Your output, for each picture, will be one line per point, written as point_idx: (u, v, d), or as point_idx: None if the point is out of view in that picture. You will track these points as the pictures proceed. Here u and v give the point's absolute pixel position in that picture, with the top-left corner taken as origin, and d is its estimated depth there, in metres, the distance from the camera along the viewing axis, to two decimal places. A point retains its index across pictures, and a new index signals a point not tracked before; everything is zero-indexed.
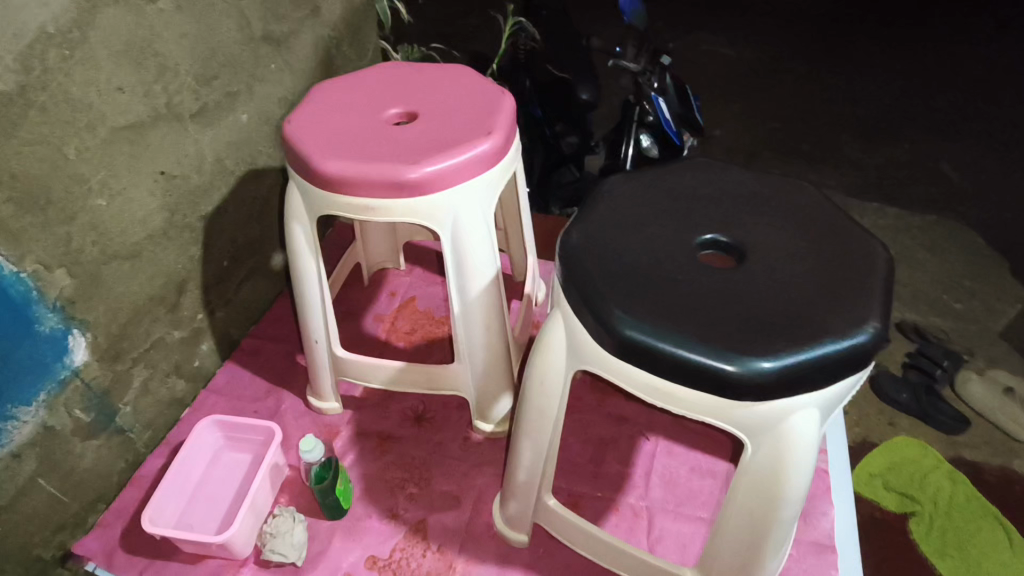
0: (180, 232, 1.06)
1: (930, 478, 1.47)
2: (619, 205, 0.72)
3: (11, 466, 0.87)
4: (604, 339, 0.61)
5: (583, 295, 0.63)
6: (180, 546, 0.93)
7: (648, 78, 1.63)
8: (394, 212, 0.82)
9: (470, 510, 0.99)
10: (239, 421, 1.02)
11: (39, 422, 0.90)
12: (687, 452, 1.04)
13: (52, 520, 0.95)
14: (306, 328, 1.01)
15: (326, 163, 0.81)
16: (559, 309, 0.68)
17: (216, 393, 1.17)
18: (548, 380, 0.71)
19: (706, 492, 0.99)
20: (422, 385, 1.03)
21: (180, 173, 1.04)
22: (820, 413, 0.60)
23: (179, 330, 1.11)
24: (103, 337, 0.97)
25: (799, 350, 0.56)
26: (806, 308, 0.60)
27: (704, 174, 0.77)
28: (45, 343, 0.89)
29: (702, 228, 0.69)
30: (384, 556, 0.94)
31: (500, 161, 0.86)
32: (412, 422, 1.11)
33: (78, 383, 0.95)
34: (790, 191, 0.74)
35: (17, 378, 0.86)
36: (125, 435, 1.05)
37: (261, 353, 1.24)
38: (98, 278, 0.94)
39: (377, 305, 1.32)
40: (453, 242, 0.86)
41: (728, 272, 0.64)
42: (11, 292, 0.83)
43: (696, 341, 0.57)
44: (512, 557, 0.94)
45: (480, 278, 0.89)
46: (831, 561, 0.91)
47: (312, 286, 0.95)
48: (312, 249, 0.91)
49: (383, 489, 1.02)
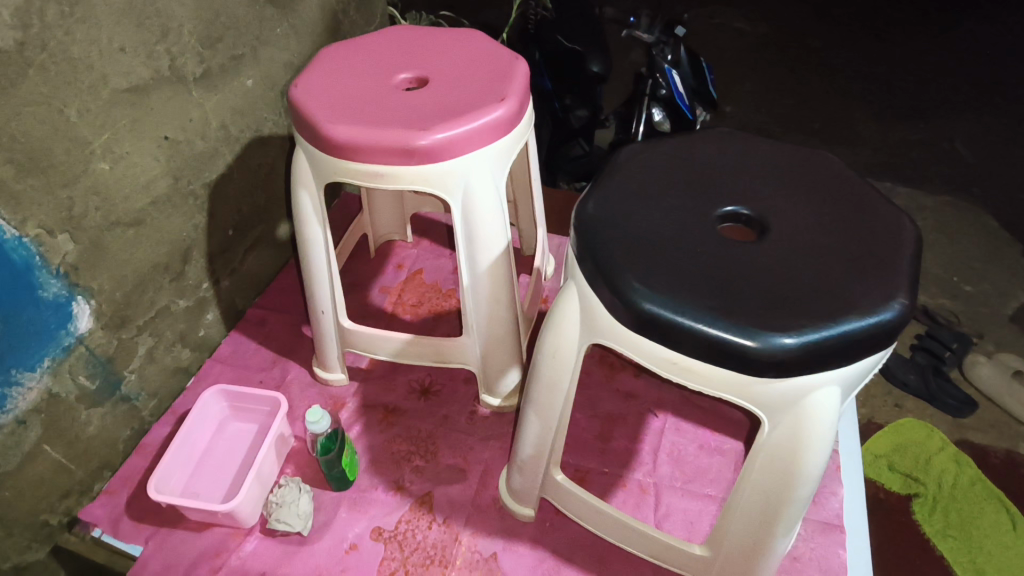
0: (184, 199, 1.04)
1: (934, 460, 1.46)
2: (637, 175, 0.69)
3: (17, 432, 0.87)
4: (620, 312, 0.59)
5: (599, 267, 0.61)
6: (186, 514, 0.93)
7: (661, 50, 1.58)
8: (404, 179, 0.79)
9: (476, 484, 0.98)
10: (244, 391, 1.01)
11: (44, 388, 0.89)
12: (695, 429, 1.03)
13: (58, 486, 0.95)
14: (312, 299, 1.00)
15: (335, 128, 0.78)
16: (573, 281, 0.67)
17: (221, 362, 1.16)
18: (560, 353, 0.69)
19: (715, 470, 0.98)
20: (429, 358, 1.01)
21: (184, 138, 1.01)
22: (841, 390, 0.58)
23: (184, 299, 1.10)
24: (108, 305, 0.96)
25: (823, 325, 0.54)
26: (831, 283, 0.58)
27: (725, 144, 0.74)
28: (48, 309, 0.87)
29: (722, 200, 0.66)
30: (389, 528, 0.94)
31: (514, 129, 0.83)
32: (418, 395, 1.10)
33: (83, 350, 0.94)
34: (813, 163, 0.71)
35: (21, 343, 0.85)
36: (130, 403, 1.04)
37: (266, 323, 1.22)
38: (101, 244, 0.92)
39: (383, 277, 1.30)
40: (463, 212, 0.84)
41: (750, 246, 0.61)
42: (14, 256, 0.81)
43: (717, 315, 0.55)
44: (518, 530, 0.93)
45: (490, 250, 0.87)
46: (839, 540, 0.90)
47: (318, 255, 0.93)
48: (319, 216, 0.89)
49: (388, 462, 1.01)
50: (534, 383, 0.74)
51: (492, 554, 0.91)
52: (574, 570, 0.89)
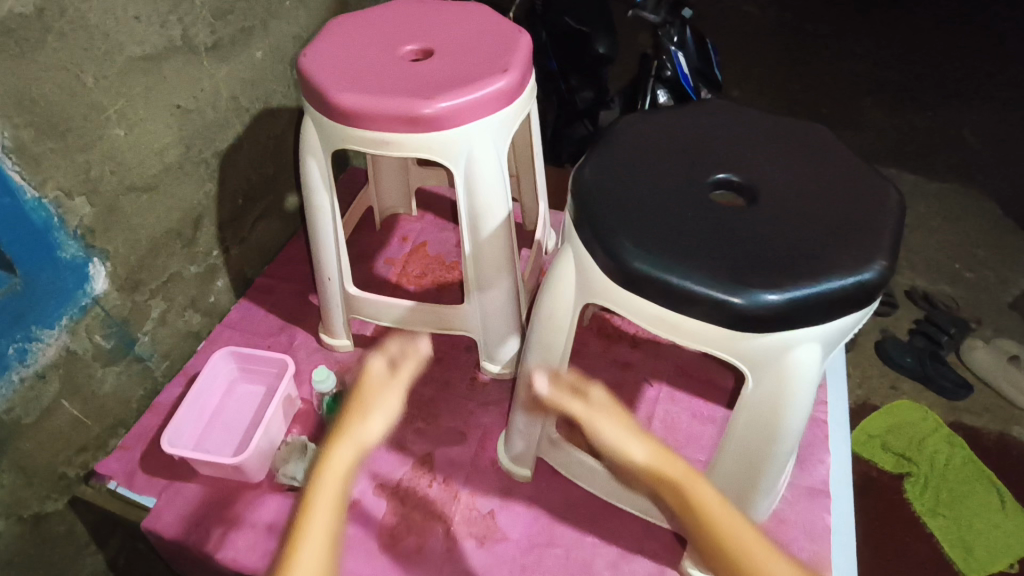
0: (196, 167, 1.07)
1: (928, 442, 1.48)
2: (633, 143, 0.72)
3: (36, 386, 0.90)
4: (613, 272, 0.62)
5: (593, 229, 0.64)
6: (198, 468, 0.97)
7: (668, 30, 1.59)
8: (408, 147, 0.82)
9: (475, 446, 1.02)
10: (253, 353, 1.05)
11: (61, 345, 0.93)
12: (689, 398, 1.06)
13: (75, 440, 0.99)
14: (319, 266, 1.03)
15: (342, 96, 0.81)
16: (569, 245, 0.70)
17: (230, 327, 1.20)
18: (558, 315, 0.73)
19: (707, 436, 1.01)
20: (432, 325, 1.05)
21: (196, 107, 1.04)
22: (822, 347, 0.61)
23: (195, 266, 1.14)
24: (122, 267, 0.99)
25: (805, 284, 0.57)
26: (814, 246, 0.60)
27: (720, 115, 0.76)
28: (66, 269, 0.90)
29: (715, 168, 0.69)
30: (391, 485, 0.98)
31: (516, 100, 0.86)
32: (420, 361, 1.14)
33: (98, 310, 0.97)
34: (805, 135, 0.74)
35: (41, 301, 0.88)
36: (143, 364, 1.08)
37: (274, 292, 1.26)
38: (116, 207, 0.95)
39: (388, 249, 1.33)
40: (466, 180, 0.87)
41: (739, 211, 0.64)
42: (33, 217, 0.84)
43: (704, 274, 0.58)
44: (515, 490, 0.97)
45: (492, 217, 0.89)
46: (824, 505, 0.94)
47: (325, 222, 0.96)
48: (327, 183, 0.92)
49: (391, 424, 1.05)
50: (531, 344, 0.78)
51: (490, 511, 0.95)
52: (568, 528, 0.93)
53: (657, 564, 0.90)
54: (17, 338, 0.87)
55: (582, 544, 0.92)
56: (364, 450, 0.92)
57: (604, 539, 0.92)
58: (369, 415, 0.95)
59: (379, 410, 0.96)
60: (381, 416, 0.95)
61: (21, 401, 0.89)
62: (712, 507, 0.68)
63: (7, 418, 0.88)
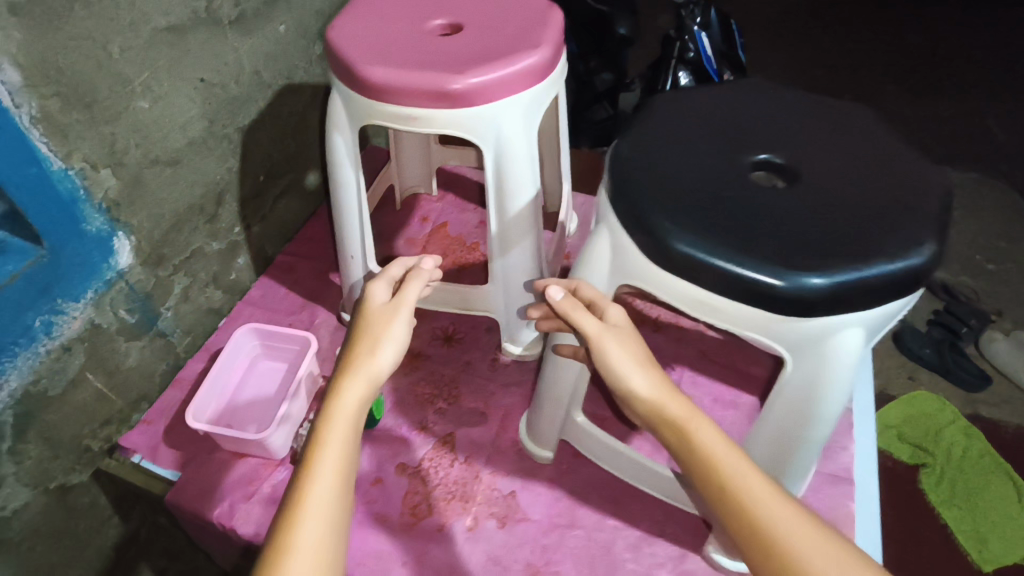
0: (218, 142, 1.07)
1: (945, 433, 1.48)
2: (672, 120, 0.70)
3: (62, 359, 0.91)
4: (651, 252, 0.62)
5: (631, 210, 0.63)
6: (221, 443, 0.98)
7: (691, 11, 1.57)
8: (437, 123, 0.81)
9: (496, 427, 1.02)
10: (276, 330, 1.05)
11: (87, 319, 0.93)
12: (711, 383, 1.05)
13: (99, 413, 1.00)
14: (342, 244, 1.02)
15: (372, 70, 0.80)
16: (604, 224, 0.68)
17: (252, 305, 1.20)
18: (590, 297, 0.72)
19: (729, 422, 1.01)
20: (455, 305, 1.04)
21: (219, 81, 1.03)
22: (865, 333, 0.60)
23: (217, 242, 1.13)
24: (146, 242, 0.99)
25: (850, 268, 0.56)
26: (860, 229, 0.59)
27: (760, 93, 0.74)
28: (91, 242, 0.90)
29: (756, 147, 0.67)
30: (413, 464, 0.98)
31: (547, 77, 0.84)
32: (442, 342, 1.13)
33: (123, 284, 0.97)
34: (847, 115, 0.72)
35: (68, 274, 0.88)
36: (166, 339, 1.08)
37: (295, 270, 1.25)
38: (141, 180, 0.94)
39: (409, 229, 1.32)
40: (495, 159, 0.85)
41: (782, 192, 0.63)
42: (61, 188, 0.83)
43: (745, 255, 0.57)
44: (536, 471, 0.97)
45: (520, 197, 0.88)
46: (847, 492, 0.93)
47: (349, 199, 0.95)
48: (353, 159, 0.91)
49: (412, 403, 1.05)
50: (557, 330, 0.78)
51: (511, 492, 0.95)
52: (590, 509, 0.93)
53: (678, 548, 0.89)
54: (45, 310, 0.86)
55: (603, 526, 0.91)
56: (378, 385, 0.66)
57: (625, 521, 0.92)
58: (381, 343, 0.67)
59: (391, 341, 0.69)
60: (397, 344, 0.68)
61: (47, 372, 0.89)
62: (721, 455, 0.59)
63: (33, 389, 0.88)
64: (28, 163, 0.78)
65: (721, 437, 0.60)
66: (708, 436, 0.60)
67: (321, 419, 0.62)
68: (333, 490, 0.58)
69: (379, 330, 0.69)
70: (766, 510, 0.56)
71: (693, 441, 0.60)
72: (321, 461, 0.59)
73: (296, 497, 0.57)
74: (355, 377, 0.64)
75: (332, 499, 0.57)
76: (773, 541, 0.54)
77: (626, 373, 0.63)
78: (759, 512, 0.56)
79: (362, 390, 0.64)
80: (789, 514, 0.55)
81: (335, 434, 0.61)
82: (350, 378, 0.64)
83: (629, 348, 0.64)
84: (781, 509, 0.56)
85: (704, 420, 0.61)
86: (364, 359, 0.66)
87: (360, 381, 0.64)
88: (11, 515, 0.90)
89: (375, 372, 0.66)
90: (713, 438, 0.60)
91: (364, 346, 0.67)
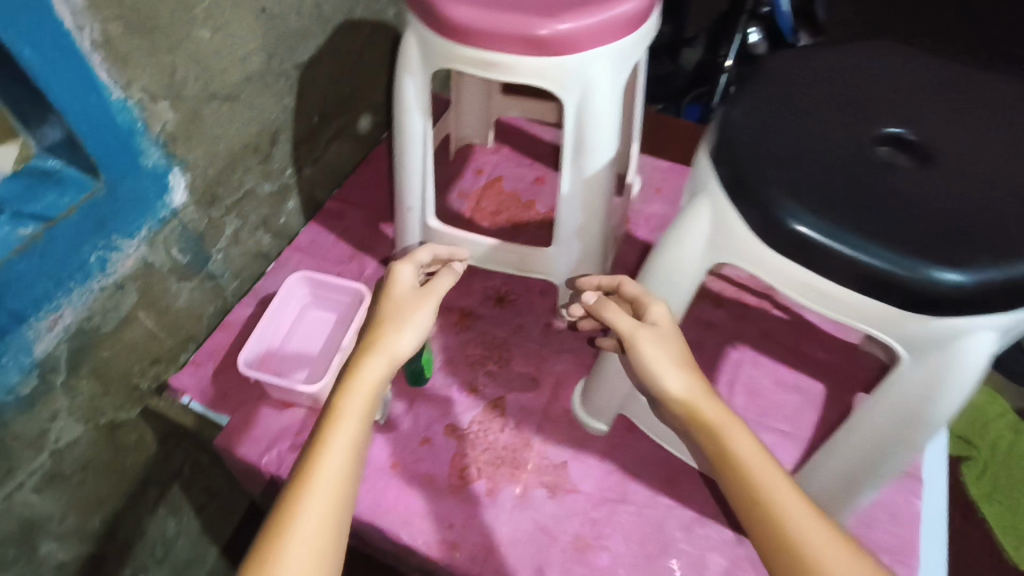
0: (276, 79, 1.01)
1: (991, 426, 1.41)
2: (788, 83, 0.64)
3: (116, 296, 0.89)
4: (762, 229, 0.57)
5: (743, 187, 0.58)
6: (271, 391, 0.97)
7: None
8: (518, 72, 0.75)
9: (549, 394, 0.99)
10: (329, 279, 1.02)
11: (140, 257, 0.90)
12: (775, 365, 1.01)
13: (149, 353, 0.99)
14: (400, 195, 0.98)
15: (454, 8, 0.73)
16: (707, 195, 0.63)
17: (301, 251, 1.17)
18: (678, 274, 0.66)
19: (793, 407, 0.96)
20: (512, 266, 0.99)
21: (280, 13, 0.97)
22: (998, 337, 0.55)
23: (269, 183, 1.10)
24: (200, 180, 0.95)
25: (995, 265, 0.51)
26: (1006, 221, 0.53)
27: (885, 55, 0.67)
28: (147, 178, 0.87)
29: (884, 119, 0.61)
30: (462, 426, 0.96)
31: (641, 27, 0.77)
32: (494, 302, 1.10)
33: (176, 224, 0.94)
34: (984, 87, 0.65)
35: (123, 210, 0.85)
36: (215, 282, 1.06)
37: (344, 217, 1.21)
38: (198, 116, 0.90)
39: (462, 181, 1.27)
40: (576, 115, 0.79)
41: (916, 170, 0.57)
42: (119, 119, 0.79)
43: (876, 241, 0.52)
44: (588, 443, 0.94)
45: (599, 157, 0.82)
46: (914, 488, 0.88)
47: (414, 148, 0.90)
48: (422, 106, 0.86)
49: (463, 363, 1.02)
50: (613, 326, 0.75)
51: (563, 462, 0.92)
52: (643, 485, 0.90)
53: (733, 532, 0.87)
54: (100, 246, 0.84)
55: (655, 504, 0.89)
56: (396, 365, 0.67)
57: (679, 501, 0.89)
58: (405, 326, 0.68)
59: (415, 326, 0.69)
60: (419, 330, 0.69)
61: (100, 309, 0.87)
62: (749, 457, 0.58)
63: (87, 325, 0.86)
64: (87, 91, 0.74)
65: (752, 440, 0.59)
66: (736, 435, 0.59)
67: (335, 396, 0.62)
68: (342, 463, 0.58)
69: (402, 314, 0.69)
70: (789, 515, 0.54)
71: (721, 440, 0.59)
72: (333, 435, 0.59)
73: (307, 466, 0.58)
74: (377, 357, 0.65)
75: (341, 472, 0.58)
76: (794, 548, 0.53)
77: (660, 374, 0.63)
78: (784, 518, 0.54)
79: (379, 371, 0.65)
80: (814, 522, 0.54)
81: (349, 411, 0.61)
82: (370, 357, 0.65)
83: (666, 346, 0.64)
84: (805, 516, 0.54)
85: (733, 422, 0.60)
86: (388, 343, 0.66)
87: (380, 361, 0.65)
88: (63, 448, 0.91)
89: (394, 354, 0.66)
90: (741, 441, 0.59)
91: (386, 328, 0.67)
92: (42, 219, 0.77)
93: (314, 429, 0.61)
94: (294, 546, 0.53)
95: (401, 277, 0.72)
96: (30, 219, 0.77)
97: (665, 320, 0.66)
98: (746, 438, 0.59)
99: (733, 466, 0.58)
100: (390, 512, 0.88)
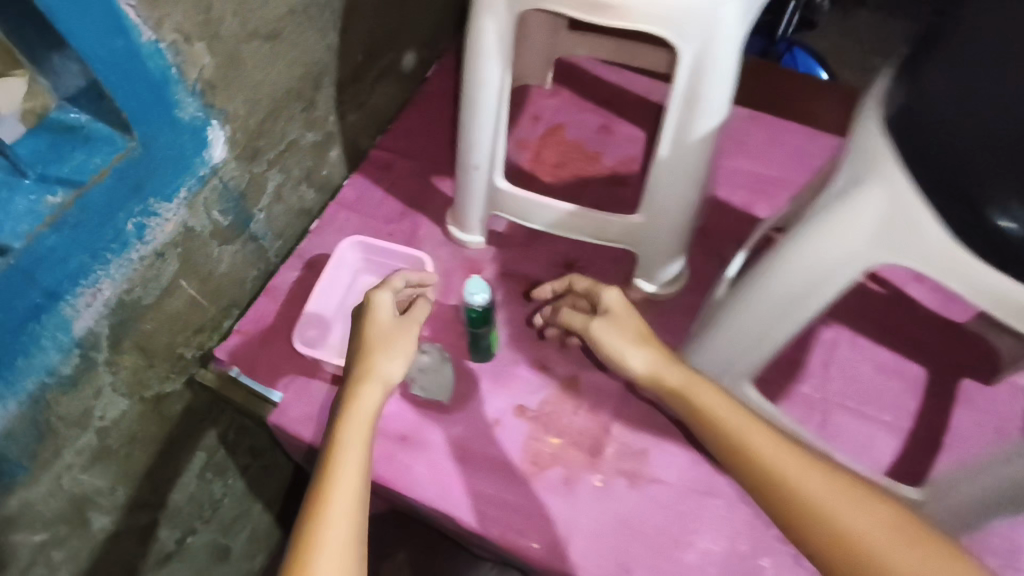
0: (320, 12, 0.88)
1: None
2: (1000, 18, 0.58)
3: (155, 266, 0.80)
4: (964, 233, 0.57)
5: (954, 195, 0.57)
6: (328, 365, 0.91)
7: None
8: (630, 15, 0.63)
9: (626, 375, 0.92)
10: (388, 248, 0.93)
11: (180, 221, 0.81)
12: (874, 347, 0.92)
13: (192, 322, 0.91)
14: (465, 152, 0.86)
15: None
16: (886, 188, 0.62)
17: (347, 208, 1.07)
18: (829, 266, 0.68)
19: (893, 394, 0.88)
20: (591, 235, 0.90)
21: None
22: None
23: (312, 133, 0.98)
24: (240, 133, 0.84)
25: None
26: None
27: None
28: (185, 132, 0.75)
29: None
30: (532, 408, 0.89)
31: None
32: (560, 268, 1.00)
33: (216, 182, 0.84)
34: None
35: (161, 171, 0.74)
36: (258, 243, 0.97)
37: (392, 170, 1.10)
38: (237, 59, 0.77)
39: (520, 129, 1.15)
40: (691, 68, 0.67)
41: None
42: (150, 66, 0.67)
43: None
44: (671, 429, 0.88)
45: (709, 118, 0.70)
46: None
47: (488, 101, 0.78)
48: (502, 52, 0.73)
49: (531, 339, 0.94)
50: (721, 328, 0.79)
51: (644, 450, 0.86)
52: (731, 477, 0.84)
53: None
54: (136, 212, 0.74)
55: (746, 498, 0.83)
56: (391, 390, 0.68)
57: None
58: (391, 355, 0.70)
59: (400, 355, 0.71)
60: (404, 360, 0.71)
61: (140, 280, 0.79)
62: (725, 416, 0.65)
63: (127, 299, 0.78)
64: (113, 32, 0.62)
65: (768, 433, 0.62)
66: (745, 428, 0.63)
67: (338, 421, 0.64)
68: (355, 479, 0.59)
69: (386, 339, 0.72)
70: (810, 500, 0.57)
71: (734, 437, 0.63)
72: (343, 454, 0.60)
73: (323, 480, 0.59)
74: (372, 384, 0.67)
75: (354, 485, 0.58)
76: (835, 532, 0.55)
77: (624, 354, 0.72)
78: (814, 504, 0.57)
79: (376, 395, 0.67)
80: (845, 504, 0.56)
81: (353, 432, 0.62)
82: (362, 385, 0.67)
83: (622, 327, 0.74)
84: (835, 496, 0.57)
85: (742, 416, 0.64)
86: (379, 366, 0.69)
87: (378, 386, 0.67)
88: (110, 425, 0.84)
89: (388, 379, 0.68)
90: (756, 436, 0.62)
91: (377, 357, 0.70)
92: (72, 184, 0.67)
93: (320, 453, 0.62)
94: (324, 558, 0.54)
95: (384, 301, 0.74)
96: (58, 185, 0.66)
97: (622, 308, 0.74)
98: (755, 428, 0.63)
99: (750, 462, 0.61)
100: (462, 501, 0.82)
